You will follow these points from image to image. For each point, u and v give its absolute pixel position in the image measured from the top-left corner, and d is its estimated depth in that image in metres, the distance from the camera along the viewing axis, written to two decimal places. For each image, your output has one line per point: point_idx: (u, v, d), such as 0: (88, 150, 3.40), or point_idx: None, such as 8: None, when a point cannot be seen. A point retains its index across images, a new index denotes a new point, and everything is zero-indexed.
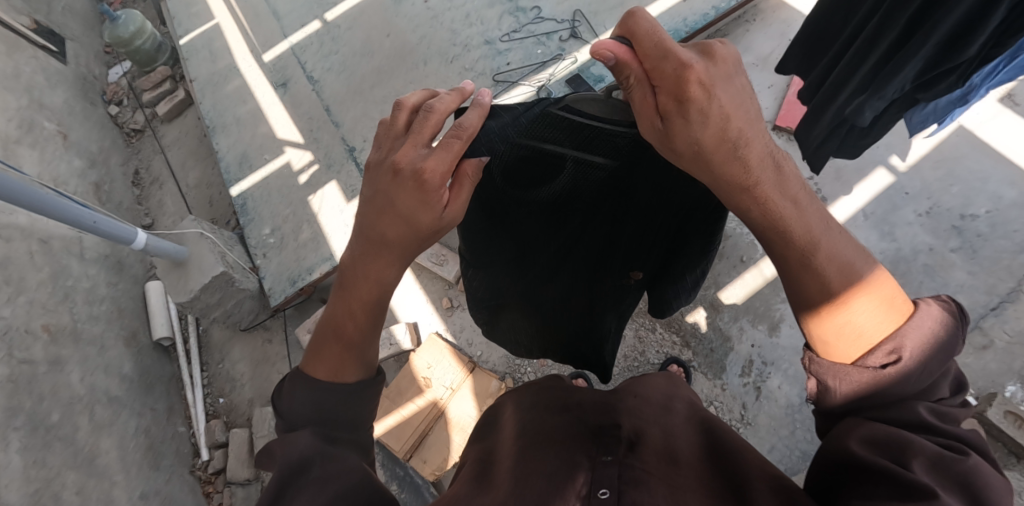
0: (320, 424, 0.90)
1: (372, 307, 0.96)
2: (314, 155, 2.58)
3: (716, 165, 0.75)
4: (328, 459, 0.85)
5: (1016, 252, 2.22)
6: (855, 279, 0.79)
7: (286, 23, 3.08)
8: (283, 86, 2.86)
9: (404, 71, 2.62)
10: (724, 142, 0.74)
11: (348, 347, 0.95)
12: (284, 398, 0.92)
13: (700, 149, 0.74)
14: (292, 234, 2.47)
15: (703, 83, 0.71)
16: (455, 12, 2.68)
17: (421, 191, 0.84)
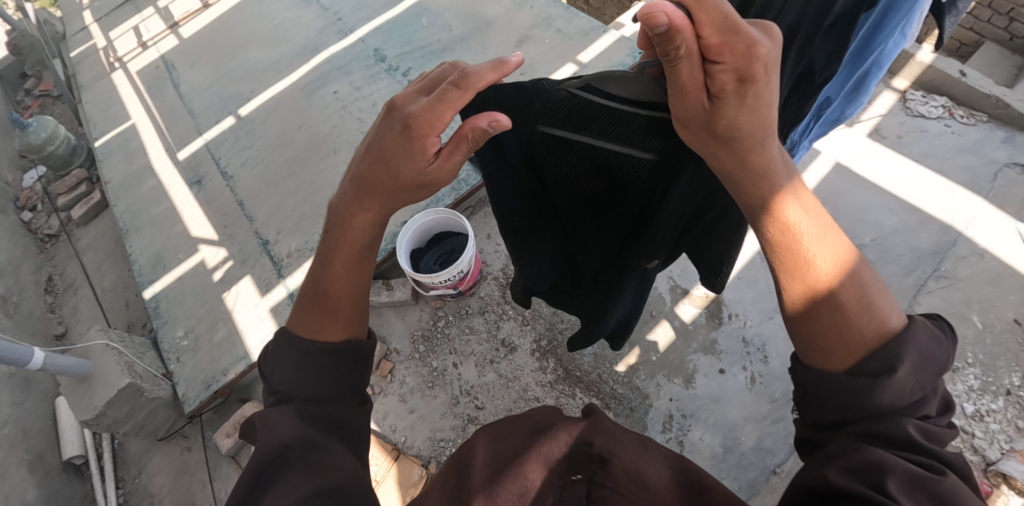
0: (305, 396, 0.97)
1: (360, 256, 1.05)
2: (228, 251, 2.56)
3: (741, 147, 0.83)
4: (309, 445, 0.90)
5: (903, 275, 2.33)
6: (858, 292, 0.85)
7: (202, 120, 3.14)
8: (198, 183, 2.87)
9: (317, 161, 2.67)
10: (756, 131, 0.82)
11: (336, 314, 1.04)
12: (273, 361, 1.02)
13: (738, 133, 0.81)
14: (207, 334, 2.40)
15: (768, 68, 0.74)
16: (363, 101, 2.80)
17: (409, 141, 0.91)
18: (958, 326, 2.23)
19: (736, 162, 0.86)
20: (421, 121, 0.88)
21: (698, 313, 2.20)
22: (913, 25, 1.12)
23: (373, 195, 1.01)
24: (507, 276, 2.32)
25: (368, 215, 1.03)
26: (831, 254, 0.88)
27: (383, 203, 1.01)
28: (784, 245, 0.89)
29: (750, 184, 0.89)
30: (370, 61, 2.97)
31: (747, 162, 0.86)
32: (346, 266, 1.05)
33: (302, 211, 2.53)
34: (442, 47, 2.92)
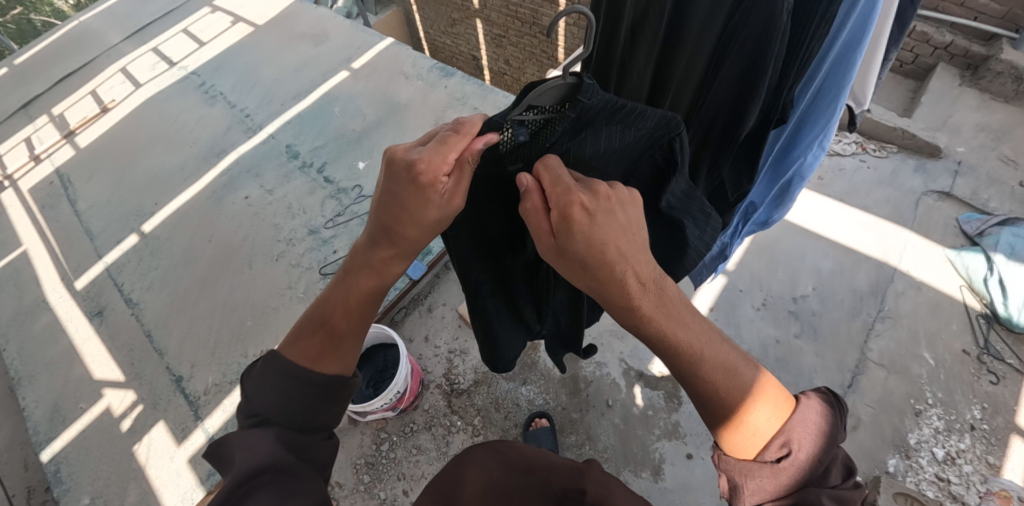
0: (285, 416, 1.01)
1: (372, 295, 1.05)
2: (137, 393, 2.27)
3: (598, 267, 0.86)
4: (281, 468, 0.94)
5: (850, 317, 2.28)
6: (741, 389, 0.89)
7: (100, 241, 2.83)
8: (99, 315, 2.56)
9: (229, 276, 2.44)
10: (610, 246, 0.85)
11: (332, 340, 1.05)
12: (255, 382, 1.04)
13: (585, 255, 0.86)
14: (117, 498, 2.05)
15: (585, 210, 0.85)
16: (277, 204, 2.62)
17: (418, 189, 0.91)
18: (912, 366, 2.19)
19: (596, 278, 0.87)
20: (425, 172, 0.90)
21: (655, 395, 2.08)
22: (826, 142, 1.12)
23: (387, 246, 0.99)
24: (450, 382, 2.16)
25: (388, 260, 1.01)
26: (708, 365, 0.89)
27: (408, 252, 1.01)
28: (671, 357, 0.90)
29: (612, 298, 0.88)
30: (282, 158, 2.82)
31: (602, 282, 0.87)
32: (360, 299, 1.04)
33: (216, 338, 2.29)
34: (357, 136, 2.80)
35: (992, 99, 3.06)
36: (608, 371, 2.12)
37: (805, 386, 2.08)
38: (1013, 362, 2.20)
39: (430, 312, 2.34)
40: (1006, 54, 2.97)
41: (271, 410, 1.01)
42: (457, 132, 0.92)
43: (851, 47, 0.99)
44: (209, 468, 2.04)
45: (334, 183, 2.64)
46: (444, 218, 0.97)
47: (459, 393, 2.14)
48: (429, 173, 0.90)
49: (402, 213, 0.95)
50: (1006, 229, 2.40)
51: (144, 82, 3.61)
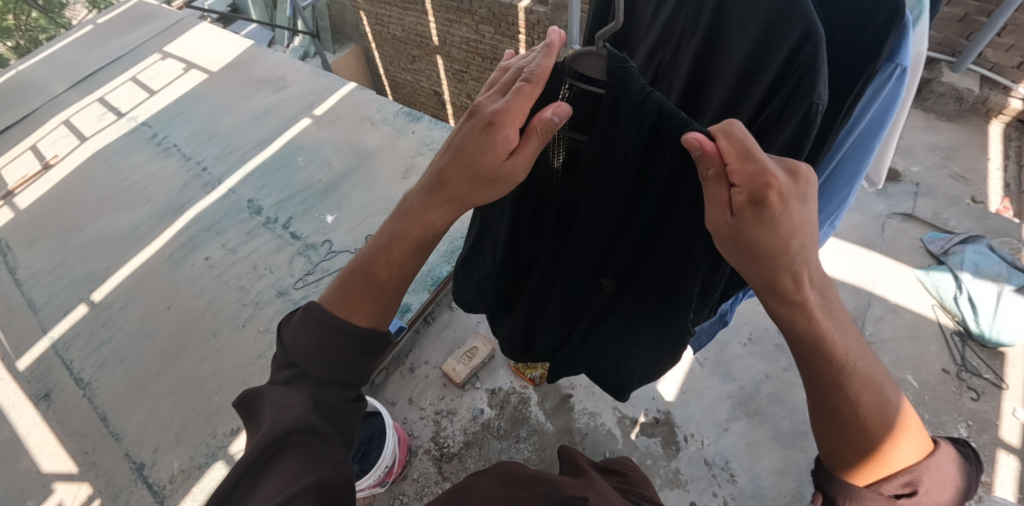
0: (321, 367, 0.99)
1: (417, 247, 1.03)
2: (93, 485, 2.04)
3: (772, 253, 0.78)
4: (310, 431, 0.91)
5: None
6: (883, 416, 0.84)
7: (46, 312, 2.49)
8: (45, 398, 2.27)
9: (193, 348, 2.27)
10: (794, 238, 0.77)
11: (368, 288, 1.04)
12: (295, 329, 1.02)
13: (764, 240, 0.77)
14: None
15: (781, 196, 0.75)
16: (242, 264, 2.48)
17: (489, 134, 0.90)
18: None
19: (767, 261, 0.78)
20: (502, 119, 0.88)
21: (653, 442, 2.00)
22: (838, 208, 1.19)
23: (446, 195, 0.98)
24: (440, 446, 2.05)
25: (439, 212, 1.00)
26: (860, 385, 0.84)
27: (457, 206, 0.98)
28: (817, 360, 0.84)
29: (778, 288, 0.81)
30: (245, 214, 2.67)
31: (768, 270, 0.79)
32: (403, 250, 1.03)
33: (181, 418, 2.11)
34: (325, 188, 2.69)
35: (937, 118, 3.20)
36: (603, 421, 2.05)
37: (799, 422, 1.98)
38: (990, 377, 2.24)
39: (412, 372, 2.24)
40: (946, 77, 3.13)
41: (307, 360, 0.99)
42: (535, 82, 0.88)
43: (870, 131, 1.11)
44: None
45: (302, 239, 2.52)
46: (504, 174, 0.92)
47: (449, 457, 2.03)
48: (499, 118, 0.88)
49: (465, 155, 0.93)
50: (969, 246, 2.48)
51: (91, 135, 3.28)
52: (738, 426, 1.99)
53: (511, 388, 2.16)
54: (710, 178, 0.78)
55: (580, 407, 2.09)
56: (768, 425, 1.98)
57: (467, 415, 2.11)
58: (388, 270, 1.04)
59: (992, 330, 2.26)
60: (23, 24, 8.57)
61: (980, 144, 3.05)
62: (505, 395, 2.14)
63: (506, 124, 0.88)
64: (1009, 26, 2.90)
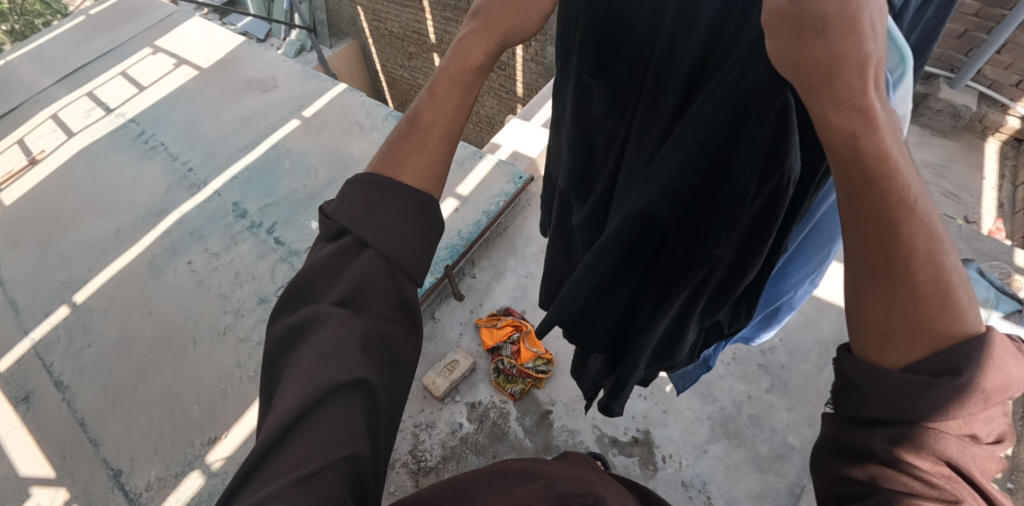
0: (365, 237, 0.74)
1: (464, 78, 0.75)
2: (69, 492, 2.04)
3: (840, 37, 0.45)
4: (355, 380, 0.66)
5: (815, 375, 2.11)
6: (938, 268, 0.49)
7: (27, 315, 2.47)
8: (24, 401, 2.25)
9: (173, 356, 2.27)
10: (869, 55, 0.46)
11: (417, 130, 0.77)
12: (340, 196, 0.77)
13: (832, 3, 0.45)
14: None
15: None
16: (224, 271, 2.47)
17: None
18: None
19: (831, 44, 0.45)
20: None
21: (630, 462, 2.00)
22: (823, 274, 0.87)
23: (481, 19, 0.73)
24: (417, 460, 2.06)
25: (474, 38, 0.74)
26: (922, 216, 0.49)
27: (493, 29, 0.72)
28: (862, 171, 0.49)
29: (843, 76, 0.46)
30: (229, 218, 2.65)
31: (836, 54, 0.45)
32: (446, 87, 0.76)
33: (159, 427, 2.12)
34: (310, 194, 2.67)
35: (933, 135, 3.16)
36: (582, 440, 2.04)
37: (778, 446, 1.96)
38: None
39: None
40: (944, 93, 3.04)
41: (373, 234, 0.74)
42: None
43: None
44: None
45: (285, 245, 2.51)
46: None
47: (426, 471, 2.03)
48: None
49: None
50: None
51: (78, 131, 3.25)
52: (717, 449, 1.98)
53: (491, 402, 2.17)
54: None
55: (559, 424, 2.10)
56: (747, 448, 1.97)
57: (446, 429, 2.12)
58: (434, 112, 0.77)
59: None
60: (19, 8, 8.46)
61: (973, 163, 3.03)
62: (484, 410, 2.16)
63: None
64: (1009, 43, 2.81)
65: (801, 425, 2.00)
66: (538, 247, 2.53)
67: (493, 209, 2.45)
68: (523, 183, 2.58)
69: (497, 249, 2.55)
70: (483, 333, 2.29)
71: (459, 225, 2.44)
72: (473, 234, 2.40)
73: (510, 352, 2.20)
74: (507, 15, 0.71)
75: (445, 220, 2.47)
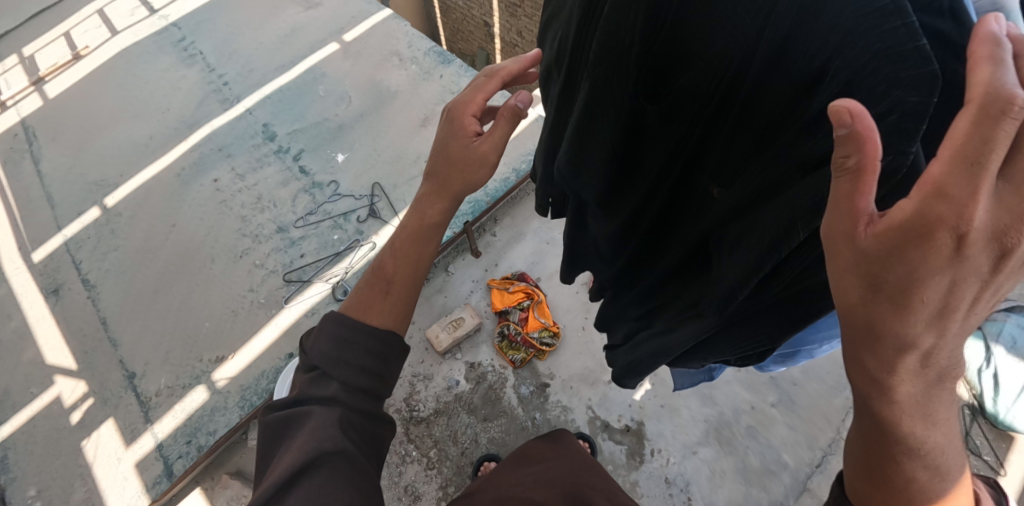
0: (341, 370, 0.85)
1: (419, 234, 0.99)
2: (88, 385, 2.18)
3: (894, 311, 0.43)
4: (339, 454, 0.77)
5: (828, 396, 1.98)
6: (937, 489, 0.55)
7: (62, 211, 2.57)
8: (55, 294, 2.38)
9: (191, 271, 2.30)
10: (933, 314, 0.42)
11: (381, 283, 0.97)
12: (314, 337, 0.90)
13: (896, 276, 0.41)
14: (59, 494, 2.04)
15: (956, 247, 0.38)
16: (246, 194, 2.45)
17: (455, 126, 0.95)
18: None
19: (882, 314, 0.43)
20: (458, 106, 0.95)
21: (618, 449, 1.99)
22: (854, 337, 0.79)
23: (434, 188, 0.99)
24: (411, 409, 2.14)
25: (430, 204, 0.99)
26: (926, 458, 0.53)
27: (445, 195, 0.98)
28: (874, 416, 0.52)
29: (877, 351, 0.46)
30: (258, 139, 2.61)
31: (875, 328, 0.45)
32: (406, 243, 0.99)
33: (170, 339, 2.19)
34: (339, 125, 2.58)
35: None
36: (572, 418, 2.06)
37: (770, 461, 1.90)
38: (990, 459, 1.91)
39: None
40: None
41: (341, 366, 0.85)
42: (489, 73, 0.90)
43: None
44: (157, 476, 2.00)
45: (309, 175, 2.46)
46: (476, 155, 0.93)
47: (418, 421, 2.12)
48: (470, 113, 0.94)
49: (444, 151, 0.97)
50: (1013, 317, 2.01)
51: (122, 30, 3.21)
52: (707, 453, 1.93)
53: (491, 366, 2.19)
54: (841, 171, 0.37)
55: (553, 399, 2.12)
56: (738, 458, 1.91)
57: (442, 384, 2.17)
58: (394, 264, 0.98)
59: (1006, 415, 1.90)
60: None
61: None
62: (482, 372, 2.18)
63: (466, 110, 0.94)
64: None
65: (800, 445, 1.91)
66: None
67: (524, 169, 2.32)
68: None
69: (522, 209, 2.44)
70: (493, 295, 2.26)
71: None
72: (499, 192, 2.31)
73: (518, 319, 2.20)
74: (453, 182, 0.96)
75: None
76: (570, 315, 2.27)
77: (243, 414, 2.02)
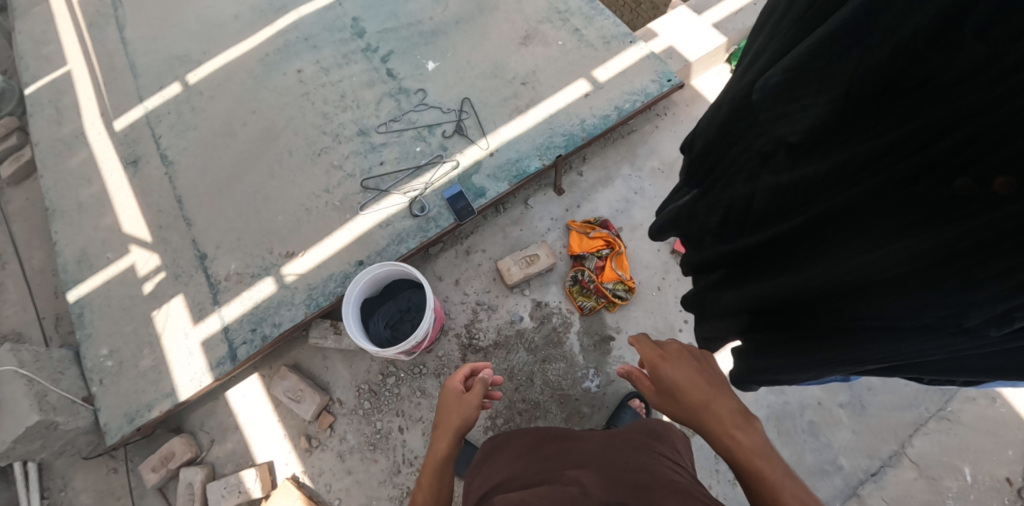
0: None
1: (441, 464, 1.17)
2: (161, 259, 2.21)
3: (680, 393, 1.15)
4: None
5: (903, 409, 2.07)
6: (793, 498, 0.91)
7: (145, 81, 2.51)
8: (133, 165, 2.38)
9: (267, 162, 2.25)
10: (686, 384, 1.16)
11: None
12: None
13: (668, 380, 1.19)
14: (132, 358, 2.13)
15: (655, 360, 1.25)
16: (330, 89, 2.34)
17: (452, 398, 1.33)
18: (943, 477, 1.96)
19: (674, 387, 1.17)
20: (449, 380, 1.38)
21: None
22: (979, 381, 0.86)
23: (441, 432, 1.24)
24: (470, 336, 2.10)
25: (441, 438, 1.23)
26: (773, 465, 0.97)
27: (450, 429, 1.24)
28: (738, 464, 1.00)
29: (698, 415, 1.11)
30: (346, 33, 2.46)
31: (678, 391, 1.16)
32: (427, 471, 1.16)
33: (242, 226, 2.17)
34: (433, 29, 2.41)
35: None
36: None
37: (826, 460, 2.03)
38: None
39: (467, 256, 2.18)
40: None
41: None
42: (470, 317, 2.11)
43: None
44: (221, 357, 2.05)
45: (396, 79, 2.32)
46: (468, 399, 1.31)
47: (476, 349, 2.08)
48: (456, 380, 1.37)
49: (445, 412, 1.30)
50: None
51: None
52: None
53: (558, 308, 2.12)
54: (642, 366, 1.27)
55: (615, 354, 2.06)
56: (793, 448, 2.05)
57: (505, 317, 2.11)
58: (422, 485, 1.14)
59: None
60: None
61: None
62: (548, 313, 2.11)
63: (454, 380, 1.37)
64: None
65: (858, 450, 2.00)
66: (658, 166, 2.28)
67: (628, 108, 2.12)
68: (670, 87, 2.18)
69: (615, 152, 2.30)
70: (572, 237, 2.14)
71: (584, 113, 2.15)
72: (597, 129, 2.11)
73: (594, 267, 2.10)
74: (453, 418, 1.27)
75: (570, 102, 2.16)
76: (648, 273, 2.16)
77: (308, 312, 2.01)
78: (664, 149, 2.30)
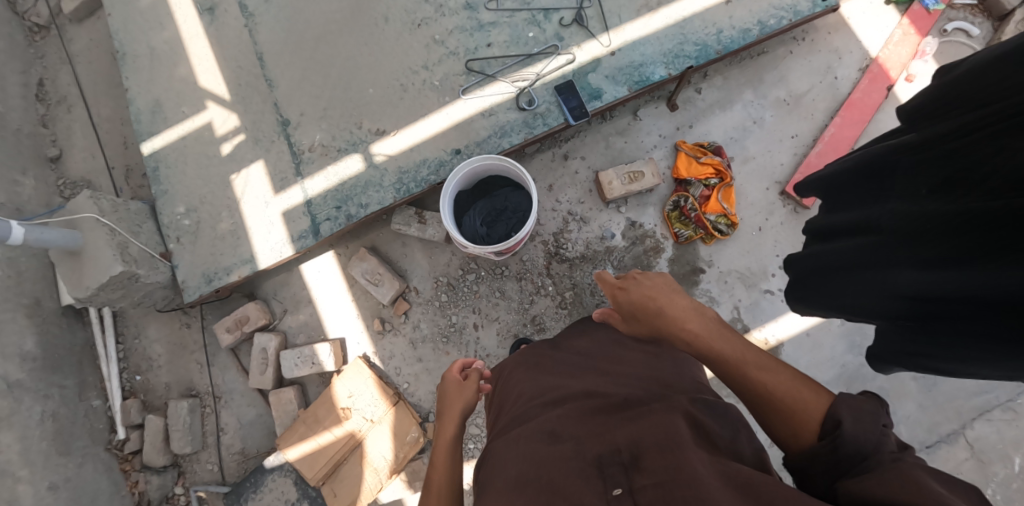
0: None
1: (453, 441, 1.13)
2: (240, 121, 2.09)
3: (650, 312, 1.13)
4: None
5: (969, 394, 1.96)
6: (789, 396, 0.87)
7: None
8: (209, 13, 2.17)
9: (360, 28, 2.03)
10: (649, 299, 1.14)
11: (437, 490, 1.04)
12: None
13: (632, 300, 1.18)
14: (208, 221, 2.08)
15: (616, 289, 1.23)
16: None
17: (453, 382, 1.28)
18: (994, 462, 1.91)
19: (645, 308, 1.14)
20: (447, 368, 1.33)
21: None
22: None
23: (448, 412, 1.20)
24: (558, 245, 2.02)
25: (450, 417, 1.19)
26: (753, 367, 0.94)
27: (456, 412, 1.19)
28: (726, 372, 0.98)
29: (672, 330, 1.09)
30: None
31: (650, 311, 1.14)
32: (442, 450, 1.11)
33: (330, 96, 2.02)
34: None
35: None
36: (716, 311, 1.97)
37: None
38: None
39: (564, 161, 2.07)
40: None
41: None
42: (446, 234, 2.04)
43: None
44: (304, 232, 2.00)
45: None
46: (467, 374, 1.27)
47: (562, 259, 2.01)
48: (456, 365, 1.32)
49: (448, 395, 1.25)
50: None
51: None
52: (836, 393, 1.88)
53: (653, 231, 2.02)
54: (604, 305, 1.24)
55: (704, 284, 1.99)
56: None
57: (596, 232, 2.02)
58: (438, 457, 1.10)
59: None
60: None
61: None
62: (642, 234, 2.01)
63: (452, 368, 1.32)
64: None
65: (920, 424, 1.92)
66: (783, 97, 2.07)
67: (773, 26, 1.86)
68: (825, 9, 1.90)
69: (740, 72, 2.08)
70: (680, 159, 2.00)
71: (722, 22, 1.89)
72: (733, 45, 1.88)
73: (699, 195, 1.97)
74: (455, 398, 1.23)
75: (708, 7, 1.89)
76: (752, 211, 2.02)
77: (398, 197, 1.93)
78: (794, 78, 2.08)
